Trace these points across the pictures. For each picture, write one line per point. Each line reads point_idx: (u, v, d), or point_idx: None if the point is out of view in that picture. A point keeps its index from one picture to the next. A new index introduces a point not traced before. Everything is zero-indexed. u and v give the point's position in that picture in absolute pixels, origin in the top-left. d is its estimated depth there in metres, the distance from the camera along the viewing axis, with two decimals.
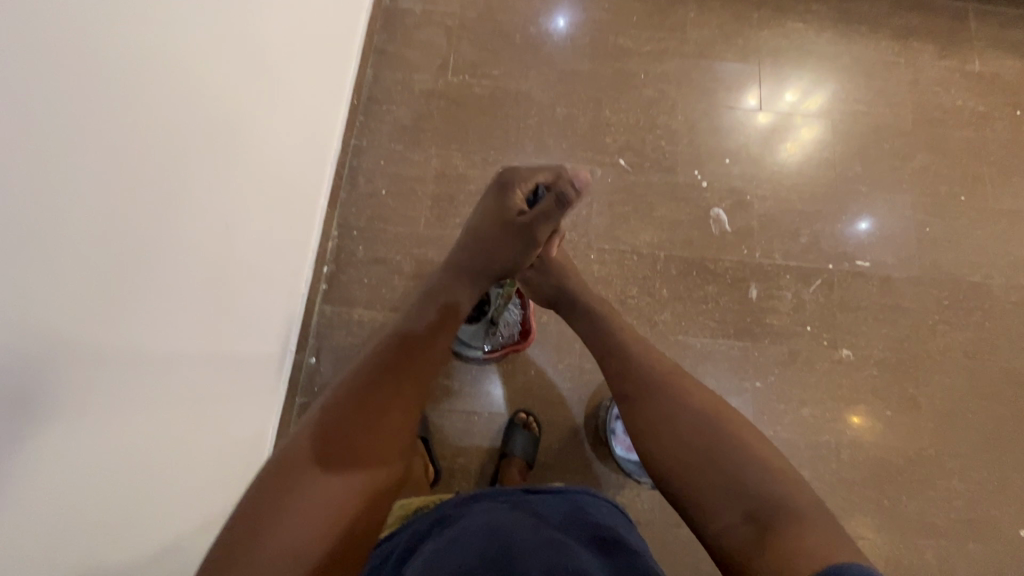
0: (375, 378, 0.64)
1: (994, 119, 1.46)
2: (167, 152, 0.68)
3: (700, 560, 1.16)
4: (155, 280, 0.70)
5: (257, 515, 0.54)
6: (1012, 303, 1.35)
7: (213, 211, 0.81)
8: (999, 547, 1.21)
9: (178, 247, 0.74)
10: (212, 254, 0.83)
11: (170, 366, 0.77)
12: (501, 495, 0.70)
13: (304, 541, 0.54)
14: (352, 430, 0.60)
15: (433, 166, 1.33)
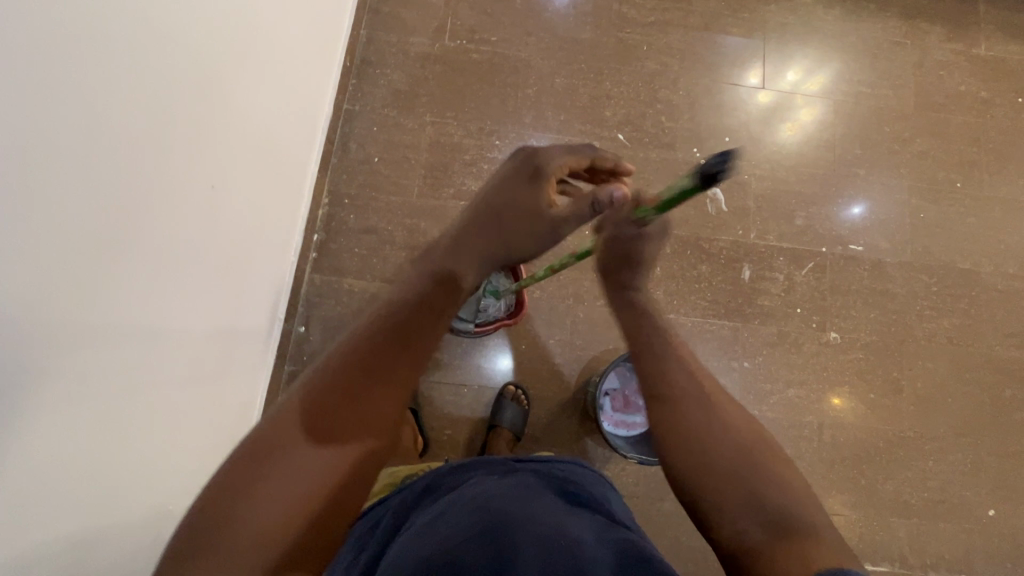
0: (376, 347, 0.55)
1: (996, 105, 1.44)
2: (151, 119, 0.66)
3: (681, 533, 1.19)
4: (140, 252, 0.68)
5: (235, 492, 0.48)
6: (999, 291, 1.36)
7: (200, 180, 0.79)
8: (968, 525, 1.25)
9: (164, 217, 0.72)
10: (199, 224, 0.81)
11: (157, 339, 0.75)
12: (487, 465, 0.71)
13: (284, 526, 0.47)
14: (342, 407, 0.52)
15: (427, 133, 1.29)
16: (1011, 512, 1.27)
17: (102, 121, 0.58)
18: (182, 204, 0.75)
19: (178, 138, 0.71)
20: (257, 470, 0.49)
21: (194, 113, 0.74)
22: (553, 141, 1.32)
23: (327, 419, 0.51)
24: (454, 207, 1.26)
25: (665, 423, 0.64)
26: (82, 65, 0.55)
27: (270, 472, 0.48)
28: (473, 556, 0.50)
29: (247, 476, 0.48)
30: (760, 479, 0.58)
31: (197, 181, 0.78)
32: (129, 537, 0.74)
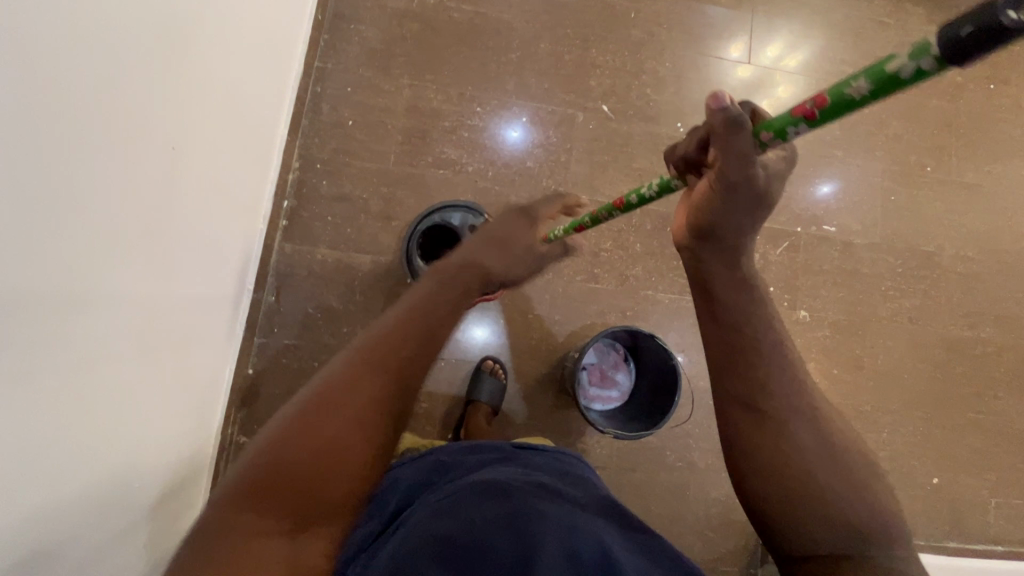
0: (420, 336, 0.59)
1: (969, 91, 1.47)
2: (110, 75, 0.60)
3: (651, 502, 1.23)
4: (100, 220, 0.63)
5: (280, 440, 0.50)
6: (958, 273, 1.42)
7: (162, 140, 0.73)
8: (914, 493, 1.34)
9: (126, 181, 0.67)
10: (161, 188, 0.75)
11: (118, 312, 0.71)
12: (501, 453, 0.73)
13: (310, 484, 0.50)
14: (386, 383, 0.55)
15: (404, 97, 1.23)
16: (953, 480, 1.36)
17: (57, 79, 0.52)
18: (144, 167, 0.70)
19: (139, 96, 0.66)
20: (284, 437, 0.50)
21: (155, 69, 0.68)
22: (536, 110, 1.28)
23: (348, 391, 0.53)
24: (432, 177, 1.22)
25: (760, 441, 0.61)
26: (33, 18, 0.49)
27: (295, 439, 0.50)
28: (496, 534, 0.50)
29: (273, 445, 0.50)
30: (843, 492, 0.57)
31: (159, 142, 0.72)
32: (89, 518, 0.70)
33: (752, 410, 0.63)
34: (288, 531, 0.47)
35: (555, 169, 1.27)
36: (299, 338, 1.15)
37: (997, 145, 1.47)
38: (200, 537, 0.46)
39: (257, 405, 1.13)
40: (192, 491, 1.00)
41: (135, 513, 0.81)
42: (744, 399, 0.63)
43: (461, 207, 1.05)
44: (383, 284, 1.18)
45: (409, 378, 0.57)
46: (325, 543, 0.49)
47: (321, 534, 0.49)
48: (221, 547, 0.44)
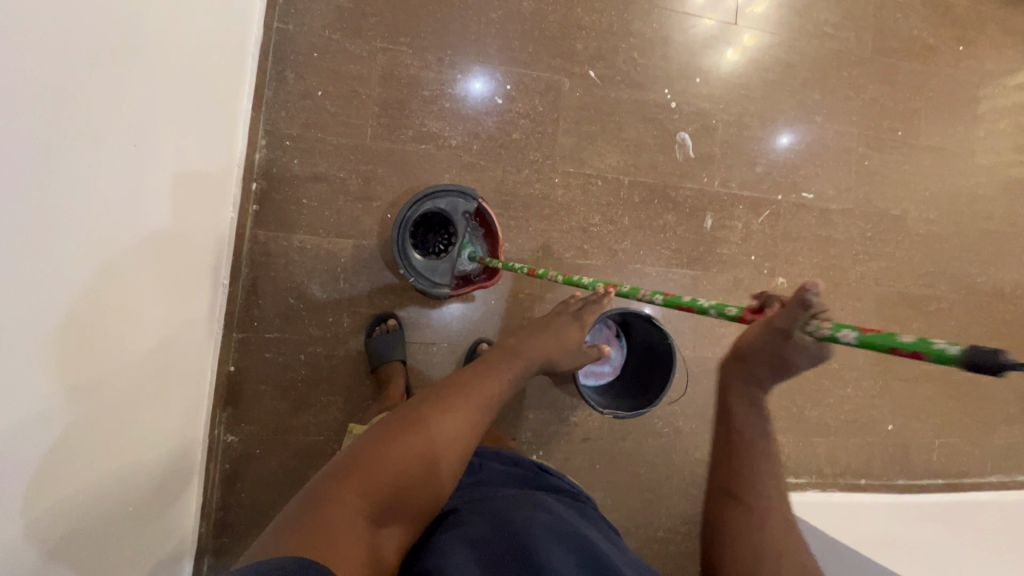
0: (494, 388, 0.70)
1: (940, 53, 1.49)
2: (54, 71, 0.52)
3: (639, 467, 1.30)
4: (54, 236, 0.56)
5: (382, 437, 0.60)
6: (920, 235, 1.49)
7: (116, 137, 0.64)
8: (872, 439, 1.46)
9: (84, 190, 0.60)
10: (121, 190, 0.68)
11: (90, 329, 0.65)
12: (527, 472, 0.81)
13: (396, 480, 0.57)
14: (465, 415, 0.65)
15: (378, 63, 1.12)
16: (906, 426, 1.48)
17: None
18: (99, 170, 0.62)
19: (81, 90, 0.57)
20: (387, 442, 0.59)
21: (96, 58, 0.58)
22: (520, 76, 1.20)
23: (444, 406, 0.64)
24: (414, 152, 1.14)
25: (728, 532, 0.57)
26: None
27: (395, 444, 0.59)
28: (541, 544, 0.55)
29: (375, 448, 0.58)
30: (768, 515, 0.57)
31: (114, 141, 0.64)
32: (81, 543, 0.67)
33: (730, 499, 0.59)
34: (366, 521, 0.53)
35: (542, 140, 1.21)
36: (282, 331, 1.09)
37: (962, 108, 1.51)
38: (300, 509, 0.52)
39: (242, 403, 1.08)
40: (185, 495, 0.96)
41: (122, 532, 0.77)
42: (729, 490, 0.60)
43: (451, 190, 1.00)
44: (369, 270, 1.12)
45: (480, 419, 0.66)
46: (393, 542, 0.55)
47: (392, 533, 0.56)
48: (319, 519, 0.51)
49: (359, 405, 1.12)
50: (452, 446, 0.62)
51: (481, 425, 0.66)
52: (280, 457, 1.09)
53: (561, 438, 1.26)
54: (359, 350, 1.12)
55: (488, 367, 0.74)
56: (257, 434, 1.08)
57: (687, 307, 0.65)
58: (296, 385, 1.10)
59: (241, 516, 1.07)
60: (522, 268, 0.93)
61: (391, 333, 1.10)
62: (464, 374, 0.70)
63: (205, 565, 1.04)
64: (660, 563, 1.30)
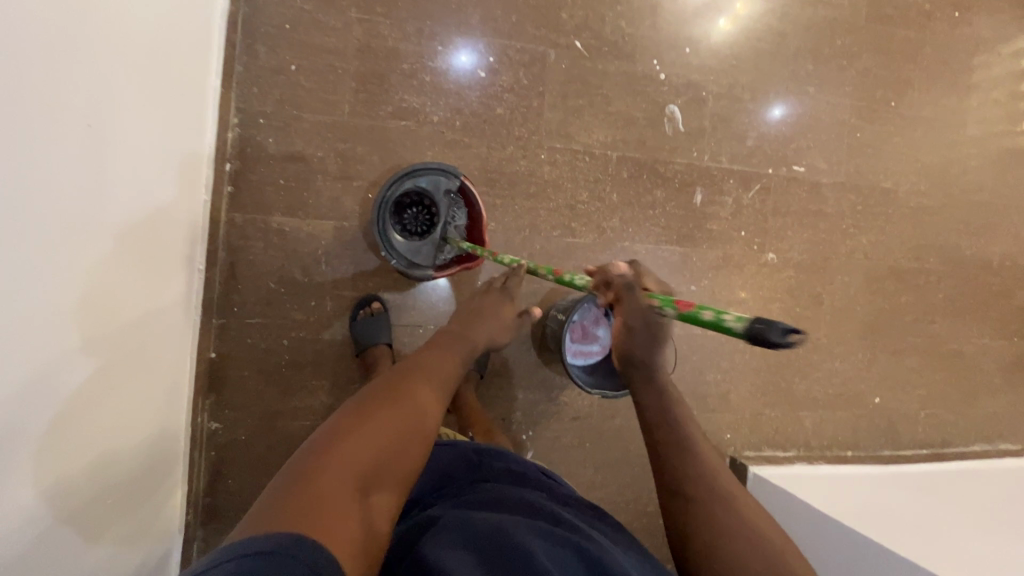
0: (451, 365, 0.73)
1: (936, 20, 1.45)
2: None
3: (629, 444, 1.30)
4: (6, 228, 0.51)
5: (357, 414, 0.59)
6: (911, 208, 1.48)
7: (70, 118, 0.59)
8: (858, 412, 1.47)
9: (36, 176, 0.55)
10: (81, 177, 0.63)
11: (52, 325, 0.61)
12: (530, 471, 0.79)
13: (380, 452, 0.56)
14: (431, 389, 0.66)
15: (355, 35, 1.07)
16: (892, 398, 1.50)
17: None
18: (55, 156, 0.57)
19: (28, 71, 0.52)
20: (362, 415, 0.58)
21: (42, 35, 0.53)
22: (504, 47, 1.15)
23: (411, 383, 0.65)
24: (394, 129, 1.10)
25: (690, 525, 0.62)
26: None
27: (369, 418, 0.58)
28: (527, 543, 0.55)
29: (352, 421, 0.57)
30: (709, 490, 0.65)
31: (68, 123, 0.59)
32: (55, 544, 0.64)
33: (678, 497, 0.65)
34: (359, 494, 0.52)
35: (528, 115, 1.17)
36: (264, 316, 1.07)
37: (955, 77, 1.48)
38: (282, 487, 0.50)
39: (226, 390, 1.06)
40: (169, 484, 0.94)
41: (102, 528, 0.75)
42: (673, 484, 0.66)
43: (433, 169, 0.97)
44: (351, 252, 1.10)
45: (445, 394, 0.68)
46: (384, 511, 0.54)
47: (383, 506, 0.54)
48: (306, 492, 0.49)
49: (346, 388, 1.11)
50: (427, 418, 0.63)
51: (445, 397, 0.68)
52: (266, 443, 1.08)
53: (551, 418, 1.26)
54: (344, 333, 1.10)
55: (444, 349, 0.75)
56: (243, 420, 1.07)
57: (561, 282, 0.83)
58: (280, 370, 1.08)
59: (229, 502, 1.07)
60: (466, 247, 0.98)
61: (376, 316, 1.08)
62: (425, 356, 0.72)
63: (195, 551, 1.04)
64: (649, 536, 1.32)
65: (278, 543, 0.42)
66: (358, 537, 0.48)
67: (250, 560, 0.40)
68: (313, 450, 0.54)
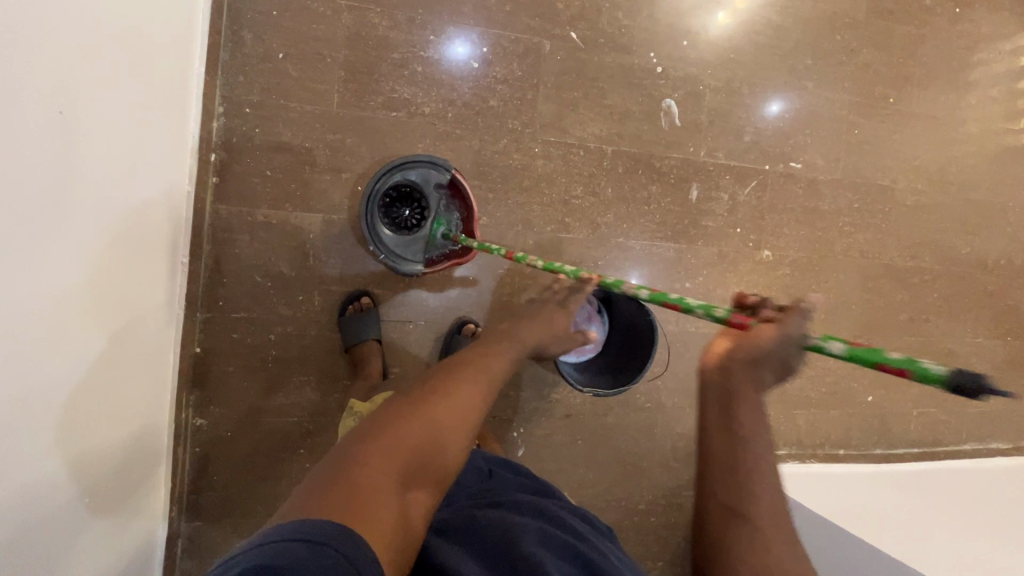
0: (507, 359, 0.68)
1: (936, 15, 1.43)
2: None
3: (620, 441, 1.29)
4: None
5: (405, 404, 0.56)
6: (908, 206, 1.47)
7: (42, 108, 0.57)
8: (852, 411, 1.47)
9: (11, 170, 0.53)
10: (55, 170, 0.60)
11: (29, 322, 0.59)
12: (535, 480, 0.78)
13: (423, 446, 0.53)
14: (482, 382, 0.62)
15: (345, 22, 1.04)
16: (886, 397, 1.49)
17: None
18: (27, 148, 0.55)
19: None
20: (406, 409, 0.55)
21: (10, 19, 0.50)
22: (498, 38, 1.13)
23: (462, 374, 0.62)
24: (384, 120, 1.07)
25: (730, 560, 0.47)
26: None
27: (416, 410, 0.55)
28: (540, 555, 0.53)
29: (401, 409, 0.55)
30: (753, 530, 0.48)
31: (41, 112, 0.57)
32: (36, 547, 0.62)
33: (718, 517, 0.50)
34: (398, 488, 0.50)
35: (521, 107, 1.15)
36: (249, 310, 1.05)
37: (955, 74, 1.46)
38: (324, 477, 0.48)
39: (210, 385, 1.04)
40: (151, 480, 0.93)
41: (83, 527, 0.73)
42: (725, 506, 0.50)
43: (422, 162, 0.95)
44: (339, 246, 1.07)
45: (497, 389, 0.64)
46: (422, 507, 0.52)
47: (420, 501, 0.51)
48: (347, 484, 0.47)
49: (333, 385, 1.09)
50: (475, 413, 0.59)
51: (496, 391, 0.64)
52: (252, 438, 1.06)
53: (542, 415, 1.25)
54: (332, 329, 1.08)
55: (496, 342, 0.71)
56: (229, 415, 1.05)
57: (673, 305, 0.62)
58: (266, 366, 1.06)
59: (214, 498, 1.05)
60: (497, 250, 0.90)
61: (365, 312, 1.06)
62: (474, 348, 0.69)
63: (179, 548, 1.02)
64: (640, 534, 1.31)
65: (328, 534, 0.42)
66: (393, 533, 0.46)
67: (304, 542, 0.40)
68: (356, 439, 0.53)
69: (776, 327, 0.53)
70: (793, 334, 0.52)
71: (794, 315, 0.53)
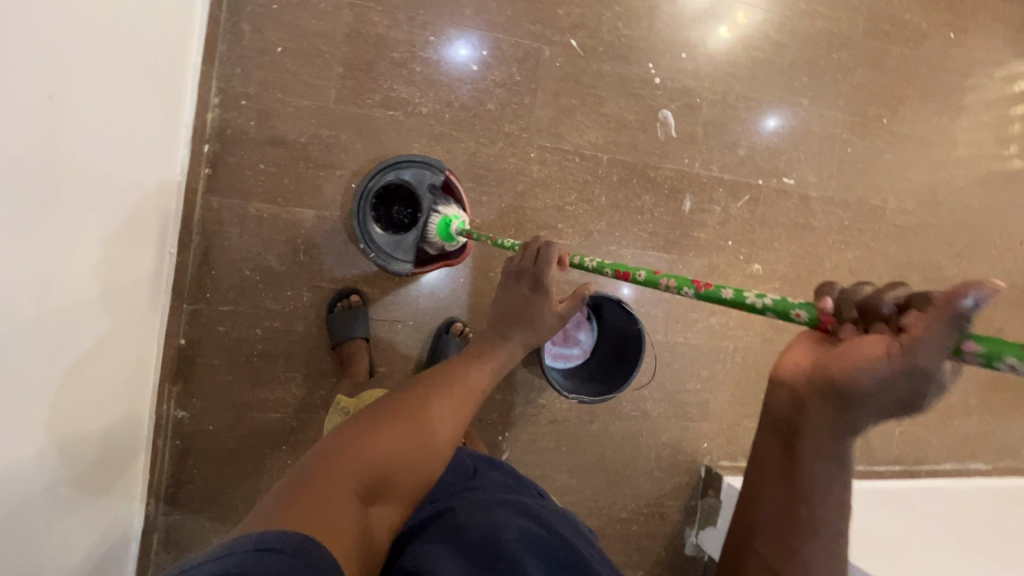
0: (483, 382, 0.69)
1: (931, 38, 1.45)
2: None
3: (604, 449, 1.29)
4: None
5: (373, 422, 0.56)
6: (898, 226, 1.48)
7: (36, 95, 0.57)
8: None
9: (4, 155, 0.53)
10: (46, 158, 0.60)
11: (16, 309, 0.59)
12: (517, 480, 0.77)
13: (391, 459, 0.53)
14: (452, 403, 0.63)
15: (344, 20, 1.04)
16: None
17: None
18: (19, 133, 0.55)
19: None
20: (375, 428, 0.55)
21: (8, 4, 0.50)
22: (497, 42, 1.13)
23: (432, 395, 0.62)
24: (381, 119, 1.07)
25: None
26: None
27: (384, 427, 0.56)
28: (518, 557, 0.54)
29: (368, 425, 0.56)
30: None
31: (34, 99, 0.56)
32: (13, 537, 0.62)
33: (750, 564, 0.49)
34: (362, 500, 0.49)
35: (518, 112, 1.15)
36: (236, 303, 1.04)
37: (948, 97, 1.48)
38: (289, 487, 0.48)
39: (193, 378, 1.03)
40: (128, 473, 0.91)
41: (59, 519, 0.72)
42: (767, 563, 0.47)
43: (417, 161, 0.95)
44: (330, 242, 1.07)
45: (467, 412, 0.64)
46: (384, 523, 0.51)
47: (383, 516, 0.51)
48: (311, 493, 0.47)
49: (318, 382, 1.09)
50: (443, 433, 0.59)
51: (467, 414, 0.64)
52: (234, 434, 1.05)
53: (528, 420, 1.25)
54: (319, 326, 1.08)
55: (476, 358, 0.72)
56: (211, 410, 1.04)
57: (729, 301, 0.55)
58: (251, 361, 1.05)
59: (193, 494, 1.04)
60: (515, 246, 0.87)
61: (354, 310, 1.06)
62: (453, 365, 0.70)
63: (155, 543, 1.01)
64: (620, 542, 1.31)
65: (284, 541, 0.40)
66: (356, 546, 0.46)
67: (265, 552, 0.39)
68: (322, 451, 0.53)
69: (896, 347, 0.37)
70: (924, 362, 0.36)
71: (936, 322, 0.35)
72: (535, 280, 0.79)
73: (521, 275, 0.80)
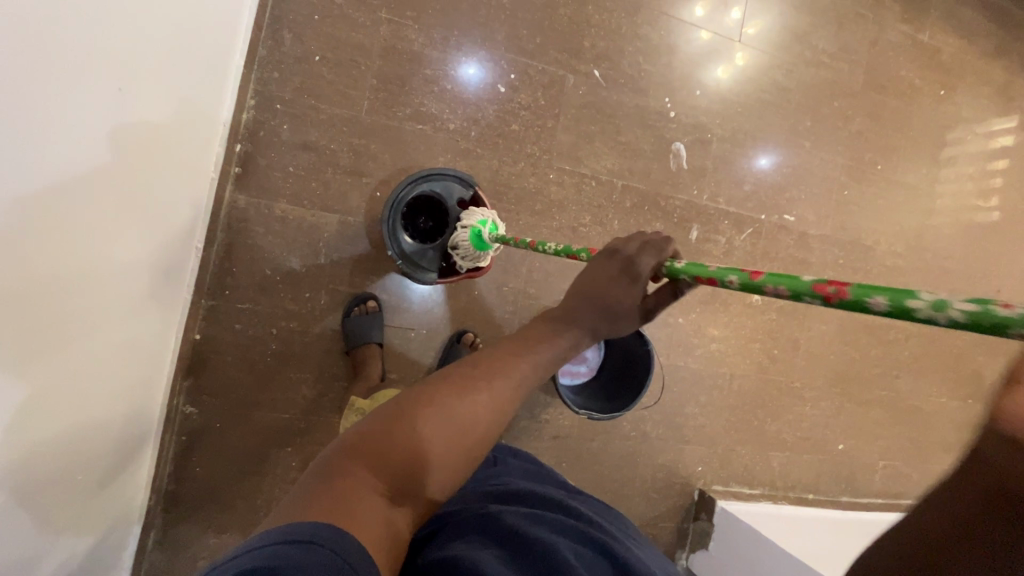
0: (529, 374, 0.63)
1: (923, 93, 1.55)
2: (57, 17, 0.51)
3: (602, 468, 1.31)
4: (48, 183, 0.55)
5: (399, 413, 0.53)
6: (887, 267, 1.56)
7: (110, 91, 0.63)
8: (823, 457, 1.52)
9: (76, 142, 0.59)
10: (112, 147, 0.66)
11: (70, 282, 0.64)
12: (544, 472, 0.79)
13: (415, 454, 0.51)
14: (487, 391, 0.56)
15: (382, 35, 1.08)
16: (856, 447, 1.55)
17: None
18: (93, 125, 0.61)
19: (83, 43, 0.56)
20: (399, 420, 0.52)
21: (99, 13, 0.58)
22: (526, 67, 1.18)
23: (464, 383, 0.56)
24: (410, 131, 1.10)
25: None
26: None
27: (409, 418, 0.53)
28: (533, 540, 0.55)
29: (393, 416, 0.53)
30: None
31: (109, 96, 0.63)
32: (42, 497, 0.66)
33: None
34: (385, 495, 0.48)
35: (541, 134, 1.20)
36: (254, 302, 1.04)
37: (936, 150, 1.58)
38: (317, 478, 0.48)
39: (205, 373, 1.02)
40: (137, 463, 0.92)
41: (78, 494, 0.75)
42: None
43: (449, 175, 0.98)
44: (351, 248, 1.09)
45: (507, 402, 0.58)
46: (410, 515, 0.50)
47: (408, 509, 0.50)
48: (335, 486, 0.47)
49: (328, 385, 1.09)
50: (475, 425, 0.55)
51: (507, 405, 0.58)
52: (240, 433, 1.05)
53: (530, 434, 1.26)
54: (335, 328, 1.09)
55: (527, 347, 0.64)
56: (220, 408, 1.03)
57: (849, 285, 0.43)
58: (264, 361, 1.05)
59: (192, 492, 1.02)
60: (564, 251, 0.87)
61: (371, 315, 1.07)
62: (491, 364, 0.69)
63: (151, 540, 0.99)
64: None
65: (318, 534, 0.41)
66: (379, 539, 0.45)
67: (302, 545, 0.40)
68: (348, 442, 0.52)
69: None
70: None
71: None
72: (629, 261, 0.67)
73: (617, 252, 0.68)
